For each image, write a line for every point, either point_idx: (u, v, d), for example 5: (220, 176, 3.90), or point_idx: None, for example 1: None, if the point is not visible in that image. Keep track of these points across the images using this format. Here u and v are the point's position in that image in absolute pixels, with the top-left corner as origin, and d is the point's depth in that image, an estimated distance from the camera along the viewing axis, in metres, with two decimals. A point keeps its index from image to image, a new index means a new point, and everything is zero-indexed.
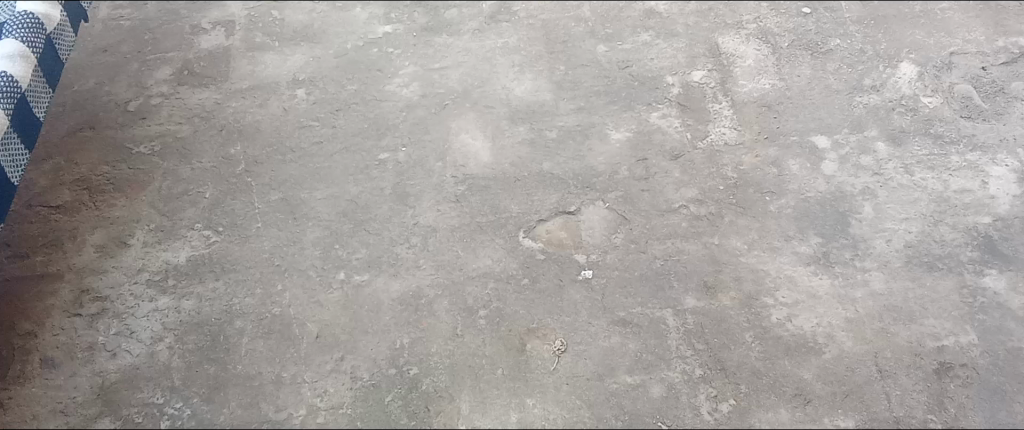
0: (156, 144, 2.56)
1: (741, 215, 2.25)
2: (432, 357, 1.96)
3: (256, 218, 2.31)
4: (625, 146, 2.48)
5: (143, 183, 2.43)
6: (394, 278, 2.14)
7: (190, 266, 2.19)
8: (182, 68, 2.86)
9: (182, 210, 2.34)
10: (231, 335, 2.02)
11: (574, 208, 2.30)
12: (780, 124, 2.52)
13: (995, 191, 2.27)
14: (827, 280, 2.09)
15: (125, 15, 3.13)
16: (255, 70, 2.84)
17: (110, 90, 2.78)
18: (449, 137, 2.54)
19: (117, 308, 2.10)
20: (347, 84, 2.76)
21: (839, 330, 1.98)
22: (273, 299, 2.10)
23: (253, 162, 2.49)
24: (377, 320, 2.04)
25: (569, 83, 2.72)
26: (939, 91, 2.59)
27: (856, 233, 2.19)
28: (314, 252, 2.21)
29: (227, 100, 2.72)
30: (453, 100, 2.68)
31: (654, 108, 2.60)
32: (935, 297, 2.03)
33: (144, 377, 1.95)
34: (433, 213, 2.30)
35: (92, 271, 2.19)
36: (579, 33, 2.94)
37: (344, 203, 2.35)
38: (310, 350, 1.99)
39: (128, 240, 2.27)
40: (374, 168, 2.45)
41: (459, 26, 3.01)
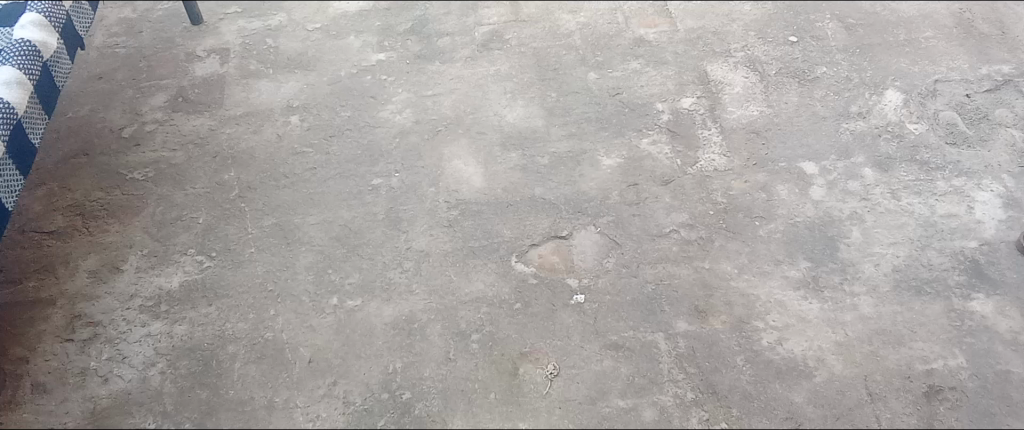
0: (149, 170, 2.57)
1: (731, 240, 2.27)
2: (425, 382, 1.96)
3: (249, 243, 2.32)
4: (616, 172, 2.50)
5: (137, 209, 2.44)
6: (387, 303, 2.15)
7: (183, 291, 2.20)
8: (177, 95, 2.87)
9: (176, 235, 2.35)
10: (224, 360, 2.03)
11: (566, 232, 2.31)
12: (769, 150, 2.55)
13: (981, 216, 2.30)
14: (817, 304, 2.10)
15: (120, 43, 3.15)
16: (249, 96, 2.86)
17: (105, 116, 2.79)
18: (441, 163, 2.56)
19: (110, 333, 2.10)
20: (340, 110, 2.79)
21: (829, 353, 1.99)
22: (266, 324, 2.11)
23: (247, 188, 2.50)
24: (370, 344, 2.05)
25: (559, 110, 2.75)
26: (924, 118, 2.63)
27: (845, 258, 2.21)
28: (307, 277, 2.22)
29: (221, 126, 2.74)
30: (446, 127, 2.70)
31: (644, 135, 2.63)
32: (924, 320, 2.05)
33: (136, 402, 1.95)
34: (426, 237, 2.32)
35: (84, 296, 2.19)
36: (570, 61, 2.98)
37: (337, 228, 2.36)
38: (302, 374, 1.99)
39: (121, 265, 2.27)
40: (367, 193, 2.47)
41: (451, 54, 3.04)
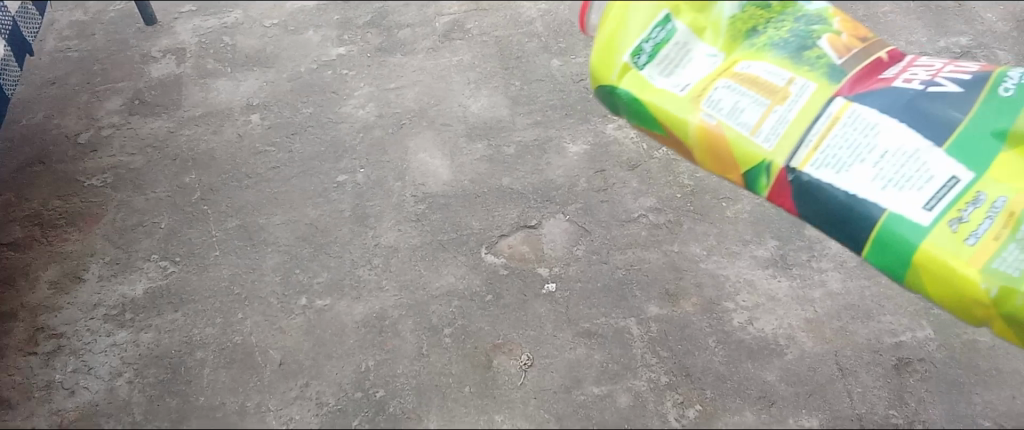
0: (108, 175, 2.52)
1: (699, 222, 2.28)
2: (398, 378, 1.95)
3: (214, 245, 2.29)
4: (583, 158, 2.50)
5: (97, 216, 2.39)
6: (357, 301, 2.12)
7: (148, 298, 2.15)
8: (134, 98, 2.82)
9: (138, 242, 2.31)
10: (192, 367, 2.00)
11: (535, 222, 2.31)
12: None
13: None
14: (785, 282, 2.12)
15: (72, 46, 3.08)
16: (207, 96, 2.81)
17: (60, 122, 2.73)
18: (407, 157, 2.54)
19: (74, 344, 2.06)
20: (302, 107, 2.75)
21: (799, 331, 2.01)
22: (234, 328, 2.08)
23: (209, 190, 2.46)
24: (341, 344, 2.03)
25: (524, 98, 2.74)
26: None
27: (812, 235, 2.23)
28: (274, 278, 2.19)
29: (181, 128, 2.69)
30: (410, 119, 2.68)
31: (609, 119, 2.63)
32: (891, 294, 2.07)
33: (104, 413, 1.91)
34: (394, 233, 2.30)
35: (47, 308, 2.14)
36: (532, 49, 2.96)
37: (303, 227, 2.33)
38: (273, 377, 1.97)
39: (83, 274, 2.23)
40: (333, 190, 2.44)
41: (413, 46, 3.02)
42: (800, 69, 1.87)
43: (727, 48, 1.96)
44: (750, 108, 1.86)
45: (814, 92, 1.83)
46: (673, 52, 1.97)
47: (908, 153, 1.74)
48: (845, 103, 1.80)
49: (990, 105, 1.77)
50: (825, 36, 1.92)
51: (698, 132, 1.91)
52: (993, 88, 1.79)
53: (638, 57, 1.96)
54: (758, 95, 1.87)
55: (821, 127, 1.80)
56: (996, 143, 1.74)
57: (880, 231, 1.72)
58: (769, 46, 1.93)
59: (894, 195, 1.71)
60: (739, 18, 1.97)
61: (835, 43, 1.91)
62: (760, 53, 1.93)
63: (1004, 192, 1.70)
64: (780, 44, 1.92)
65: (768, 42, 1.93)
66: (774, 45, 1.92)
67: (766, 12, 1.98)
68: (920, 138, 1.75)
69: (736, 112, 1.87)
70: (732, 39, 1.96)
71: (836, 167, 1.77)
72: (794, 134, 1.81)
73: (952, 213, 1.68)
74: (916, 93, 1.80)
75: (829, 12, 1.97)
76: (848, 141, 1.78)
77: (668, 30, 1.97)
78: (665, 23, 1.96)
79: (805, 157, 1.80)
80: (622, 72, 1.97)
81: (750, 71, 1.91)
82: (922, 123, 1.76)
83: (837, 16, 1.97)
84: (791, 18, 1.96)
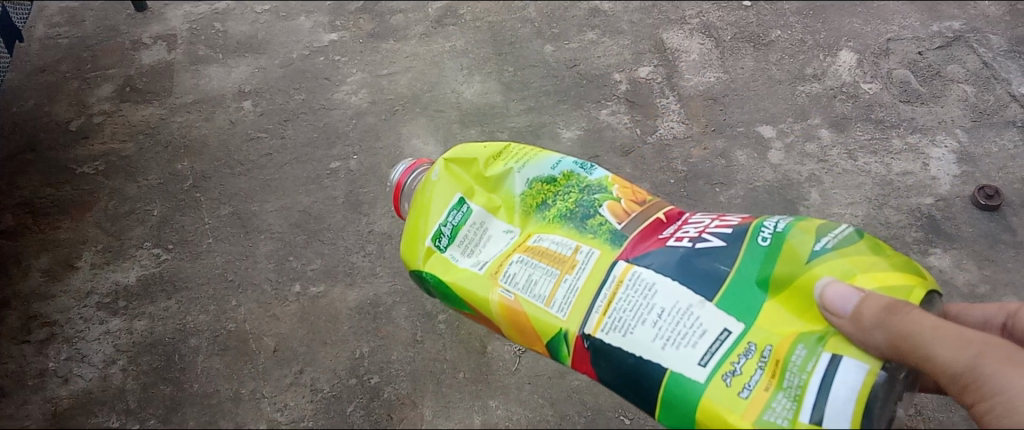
0: (100, 163, 2.51)
1: (692, 208, 2.28)
2: (392, 365, 1.95)
3: (207, 233, 2.28)
4: (576, 144, 2.50)
5: (89, 204, 2.38)
6: (351, 288, 2.12)
7: (141, 286, 2.15)
8: (125, 85, 2.80)
9: (131, 229, 2.30)
10: (186, 354, 2.00)
11: None
12: (727, 116, 2.56)
13: (936, 172, 2.34)
14: None
15: (62, 33, 3.05)
16: (199, 83, 2.80)
17: (50, 110, 2.71)
18: (400, 143, 2.53)
19: (67, 332, 2.05)
20: (294, 94, 2.74)
21: None
22: (227, 315, 2.07)
23: (201, 177, 2.45)
24: (335, 331, 2.03)
25: (517, 84, 2.73)
26: (878, 78, 2.66)
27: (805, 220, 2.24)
28: (267, 265, 2.19)
29: (172, 115, 2.67)
30: (403, 106, 2.67)
31: (603, 105, 2.62)
32: None
33: (98, 401, 1.92)
34: (388, 219, 2.29)
35: (39, 296, 2.14)
36: (525, 34, 2.94)
37: (296, 214, 2.33)
38: (268, 364, 1.97)
39: (76, 262, 2.22)
40: (326, 177, 2.43)
41: (405, 32, 2.99)
42: (585, 237, 1.42)
43: (523, 221, 1.52)
44: (541, 280, 1.38)
45: (597, 260, 1.37)
46: (473, 234, 1.53)
47: (678, 309, 1.25)
48: (626, 266, 1.33)
49: (752, 258, 1.30)
50: (604, 203, 1.47)
51: (496, 309, 1.41)
52: (749, 242, 1.32)
53: (457, 235, 1.53)
54: (548, 262, 1.40)
55: (607, 291, 1.32)
56: (763, 295, 1.26)
57: (664, 394, 1.21)
58: (563, 217, 1.47)
59: (671, 358, 1.21)
60: (533, 193, 1.54)
61: (616, 212, 1.45)
62: (552, 223, 1.47)
63: (774, 339, 1.21)
64: (570, 212, 1.48)
65: (546, 212, 1.50)
66: (566, 216, 1.47)
67: (553, 186, 1.54)
68: (686, 292, 1.27)
69: (528, 286, 1.38)
70: (536, 209, 1.52)
71: (622, 330, 1.27)
72: (580, 307, 1.33)
73: (732, 368, 1.19)
74: (700, 247, 1.33)
75: (608, 180, 1.53)
76: (633, 303, 1.28)
77: (464, 213, 1.56)
78: (461, 205, 1.56)
79: (596, 322, 1.30)
80: (420, 259, 1.53)
81: (545, 244, 1.44)
82: (691, 277, 1.29)
83: (618, 184, 1.52)
84: (586, 192, 1.51)
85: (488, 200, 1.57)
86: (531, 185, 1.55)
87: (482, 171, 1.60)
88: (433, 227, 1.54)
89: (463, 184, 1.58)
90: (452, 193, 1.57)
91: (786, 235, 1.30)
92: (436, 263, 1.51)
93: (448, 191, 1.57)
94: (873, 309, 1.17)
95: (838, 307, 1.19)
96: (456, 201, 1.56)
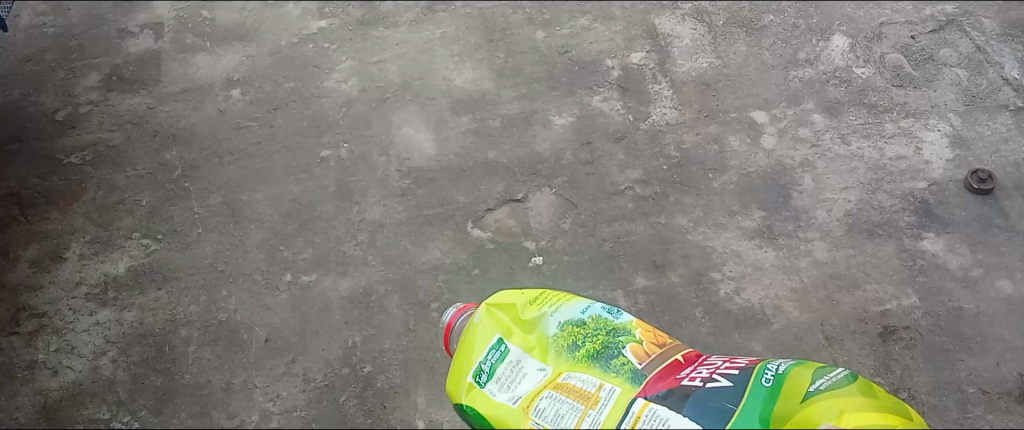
0: (87, 153, 2.48)
1: (686, 194, 2.28)
2: (385, 354, 1.95)
3: (197, 223, 2.26)
4: (569, 130, 2.48)
5: (76, 194, 2.35)
6: (343, 277, 2.11)
7: (131, 276, 2.13)
8: (112, 74, 2.77)
9: (119, 220, 2.28)
10: (177, 345, 1.99)
11: (521, 195, 2.30)
12: (719, 102, 2.55)
13: (929, 157, 2.34)
14: (771, 252, 2.13)
15: (48, 22, 2.99)
16: (187, 72, 2.77)
17: (36, 100, 2.68)
18: (391, 131, 2.51)
19: (56, 324, 2.04)
20: (284, 82, 2.71)
21: (786, 301, 2.02)
22: (218, 306, 2.06)
23: (190, 167, 2.43)
24: (328, 320, 2.02)
25: (509, 71, 2.71)
26: (871, 62, 2.65)
27: (798, 205, 2.23)
28: (258, 255, 2.17)
29: (160, 104, 2.65)
30: (394, 93, 2.65)
31: (595, 92, 2.61)
32: (877, 262, 2.10)
33: (88, 392, 1.90)
34: (379, 208, 2.28)
35: (27, 287, 2.12)
36: (517, 20, 2.92)
37: (287, 203, 2.31)
38: (259, 354, 1.96)
39: (64, 253, 2.20)
40: (316, 166, 2.42)
41: (396, 19, 2.96)
42: (611, 378, 1.19)
43: (557, 363, 1.26)
44: (565, 425, 1.15)
45: (618, 403, 1.15)
46: (510, 372, 1.28)
47: None
48: (644, 403, 1.13)
49: (757, 400, 1.10)
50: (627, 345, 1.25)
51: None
52: (751, 385, 1.13)
53: (494, 373, 1.29)
54: (575, 398, 1.18)
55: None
56: None
57: None
58: (593, 357, 1.24)
59: None
60: (563, 335, 1.29)
61: (637, 353, 1.23)
62: (583, 364, 1.24)
63: None
64: (608, 359, 1.23)
65: (579, 353, 1.25)
66: (603, 363, 1.22)
67: (582, 328, 1.29)
68: (692, 425, 1.08)
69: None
70: (568, 344, 1.27)
71: None
72: None
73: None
74: (710, 388, 1.14)
75: (635, 324, 1.30)
76: None
77: (502, 352, 1.31)
78: (492, 347, 1.31)
79: None
80: (461, 393, 1.28)
81: (574, 385, 1.21)
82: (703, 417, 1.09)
83: (643, 328, 1.30)
84: (616, 333, 1.27)
85: (524, 338, 1.31)
86: (565, 326, 1.30)
87: (521, 313, 1.34)
88: (472, 364, 1.31)
89: (500, 321, 1.34)
90: (488, 331, 1.34)
91: (786, 375, 1.14)
92: (473, 403, 1.26)
93: (487, 329, 1.35)
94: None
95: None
96: (495, 344, 1.32)
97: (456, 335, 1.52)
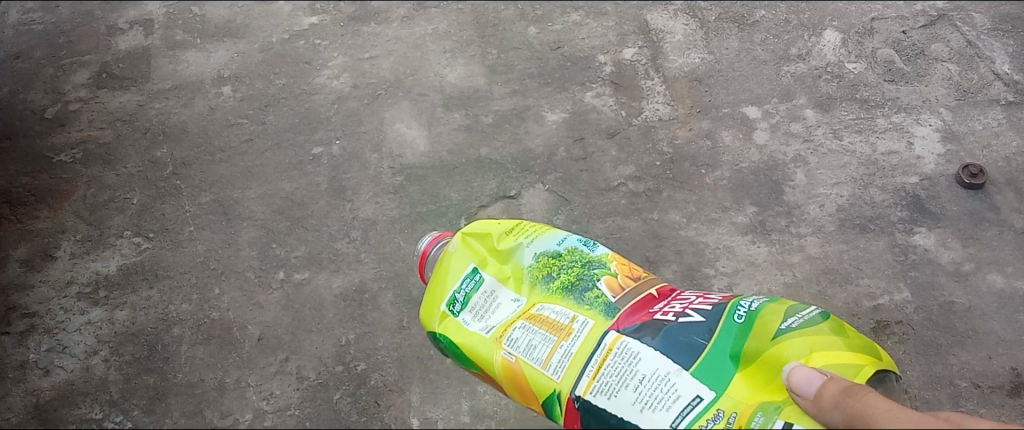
0: (77, 151, 2.47)
1: (679, 190, 2.28)
2: (379, 351, 1.94)
3: (188, 221, 2.25)
4: (561, 127, 2.48)
5: (67, 193, 2.34)
6: (336, 274, 2.11)
7: (122, 275, 2.12)
8: (101, 71, 2.75)
9: (110, 218, 2.27)
10: (169, 344, 1.98)
11: (514, 192, 2.29)
12: (711, 97, 2.55)
13: (920, 152, 2.35)
14: (764, 248, 2.13)
15: (36, 18, 2.97)
16: (177, 69, 2.76)
17: (26, 97, 2.67)
18: (383, 128, 2.51)
19: (47, 323, 2.03)
20: (275, 79, 2.70)
21: (779, 296, 2.03)
22: (211, 304, 2.05)
23: (181, 164, 2.42)
24: (321, 318, 2.02)
25: (501, 67, 2.71)
26: (863, 57, 2.66)
27: (791, 201, 2.23)
28: (250, 253, 2.17)
29: (150, 102, 2.64)
30: (386, 90, 2.64)
31: (587, 88, 2.60)
32: (869, 257, 2.10)
33: (81, 392, 1.89)
34: (372, 205, 2.27)
35: (18, 287, 2.11)
36: (509, 16, 2.91)
37: (279, 200, 2.30)
38: (253, 353, 1.95)
39: (54, 252, 2.19)
40: (308, 163, 2.41)
41: (387, 14, 2.95)
42: (583, 308, 1.38)
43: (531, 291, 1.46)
44: (538, 345, 1.34)
45: (591, 331, 1.33)
46: (485, 302, 1.48)
47: (657, 376, 1.22)
48: (617, 336, 1.30)
49: (727, 333, 1.26)
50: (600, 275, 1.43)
51: (499, 370, 1.38)
52: (722, 322, 1.28)
53: (467, 302, 1.50)
54: (548, 329, 1.36)
55: (596, 358, 1.29)
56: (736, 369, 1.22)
57: None
58: (567, 289, 1.42)
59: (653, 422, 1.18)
60: (539, 266, 1.49)
61: (611, 286, 1.41)
62: (556, 295, 1.42)
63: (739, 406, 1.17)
64: (581, 286, 1.42)
65: (551, 285, 1.44)
66: (574, 291, 1.42)
67: (558, 261, 1.48)
68: (666, 360, 1.24)
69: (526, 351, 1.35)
70: (542, 277, 1.47)
71: (608, 393, 1.24)
72: (574, 369, 1.29)
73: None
74: (682, 322, 1.30)
75: (609, 256, 1.48)
76: (619, 369, 1.25)
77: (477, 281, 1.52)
78: (473, 274, 1.52)
79: (585, 384, 1.27)
80: (440, 318, 1.50)
81: (547, 314, 1.40)
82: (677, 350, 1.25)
83: (617, 260, 1.48)
84: (590, 266, 1.45)
85: (499, 272, 1.51)
86: (541, 258, 1.50)
87: (496, 244, 1.55)
88: (448, 293, 1.52)
89: (479, 253, 1.55)
90: (467, 262, 1.55)
91: (759, 312, 1.28)
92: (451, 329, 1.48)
93: (464, 261, 1.55)
94: (833, 391, 1.09)
95: (800, 389, 1.12)
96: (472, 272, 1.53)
97: (431, 261, 1.73)
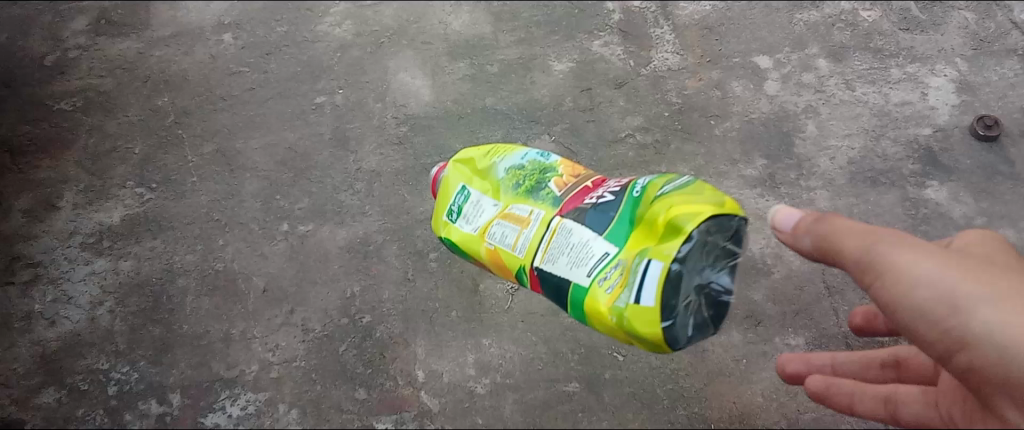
0: (78, 99, 2.43)
1: (687, 142, 2.24)
2: (384, 304, 1.93)
3: (191, 171, 2.23)
4: (568, 77, 2.44)
5: (68, 142, 2.31)
6: (340, 226, 2.09)
7: (125, 226, 2.11)
8: (99, 17, 2.70)
9: (112, 168, 2.24)
10: (174, 295, 1.97)
11: (520, 144, 2.26)
12: (722, 47, 2.50)
13: (934, 102, 2.31)
14: (773, 201, 2.11)
15: None
16: (176, 15, 2.71)
17: (24, 44, 2.62)
18: (387, 77, 2.47)
19: (52, 274, 2.02)
20: (276, 26, 2.66)
21: (787, 249, 2.01)
22: (215, 255, 2.04)
23: (183, 113, 2.39)
24: (325, 270, 2.01)
25: (507, 14, 2.64)
26: (877, 5, 2.60)
27: (801, 153, 2.20)
28: (254, 204, 2.15)
29: (150, 49, 2.59)
30: (390, 38, 2.60)
31: (595, 36, 2.55)
32: (879, 211, 2.08)
33: (87, 343, 1.89)
34: (375, 157, 2.25)
35: (22, 237, 2.10)
36: None
37: (282, 151, 2.28)
38: (257, 305, 1.94)
39: (58, 202, 2.17)
40: (311, 113, 2.38)
41: None
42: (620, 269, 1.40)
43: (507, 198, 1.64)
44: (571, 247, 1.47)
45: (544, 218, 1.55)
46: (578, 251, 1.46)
47: (580, 244, 1.47)
48: (559, 220, 1.52)
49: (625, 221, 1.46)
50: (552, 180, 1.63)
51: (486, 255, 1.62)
52: (624, 207, 1.48)
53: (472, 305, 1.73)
54: (513, 221, 1.58)
55: (618, 268, 1.40)
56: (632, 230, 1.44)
57: (572, 297, 1.45)
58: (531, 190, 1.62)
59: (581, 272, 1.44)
60: (513, 177, 1.68)
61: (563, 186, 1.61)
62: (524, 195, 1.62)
63: (660, 255, 1.33)
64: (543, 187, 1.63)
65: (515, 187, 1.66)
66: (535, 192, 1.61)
67: (522, 170, 1.68)
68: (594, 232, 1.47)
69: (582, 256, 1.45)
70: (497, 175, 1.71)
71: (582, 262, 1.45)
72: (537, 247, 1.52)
73: (604, 286, 1.41)
74: (602, 208, 1.51)
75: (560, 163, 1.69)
76: (572, 251, 1.47)
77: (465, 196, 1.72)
78: (463, 191, 1.73)
79: (542, 254, 1.51)
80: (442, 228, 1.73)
81: (517, 212, 1.59)
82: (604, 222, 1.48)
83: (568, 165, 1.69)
84: (545, 172, 1.66)
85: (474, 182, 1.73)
86: (511, 170, 1.69)
87: (478, 166, 1.76)
88: (447, 206, 1.75)
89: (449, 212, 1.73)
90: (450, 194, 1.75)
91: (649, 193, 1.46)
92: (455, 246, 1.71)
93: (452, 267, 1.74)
94: (807, 224, 1.29)
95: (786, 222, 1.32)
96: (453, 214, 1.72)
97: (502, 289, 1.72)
